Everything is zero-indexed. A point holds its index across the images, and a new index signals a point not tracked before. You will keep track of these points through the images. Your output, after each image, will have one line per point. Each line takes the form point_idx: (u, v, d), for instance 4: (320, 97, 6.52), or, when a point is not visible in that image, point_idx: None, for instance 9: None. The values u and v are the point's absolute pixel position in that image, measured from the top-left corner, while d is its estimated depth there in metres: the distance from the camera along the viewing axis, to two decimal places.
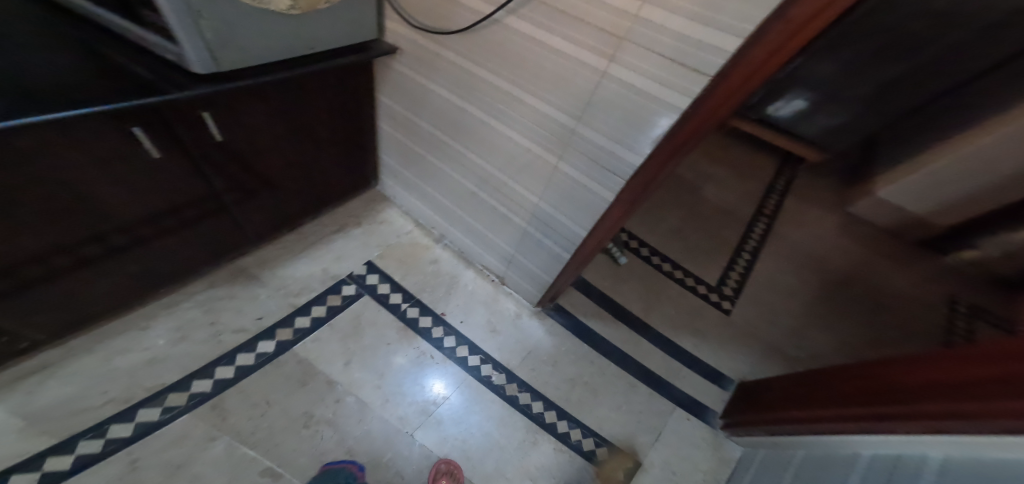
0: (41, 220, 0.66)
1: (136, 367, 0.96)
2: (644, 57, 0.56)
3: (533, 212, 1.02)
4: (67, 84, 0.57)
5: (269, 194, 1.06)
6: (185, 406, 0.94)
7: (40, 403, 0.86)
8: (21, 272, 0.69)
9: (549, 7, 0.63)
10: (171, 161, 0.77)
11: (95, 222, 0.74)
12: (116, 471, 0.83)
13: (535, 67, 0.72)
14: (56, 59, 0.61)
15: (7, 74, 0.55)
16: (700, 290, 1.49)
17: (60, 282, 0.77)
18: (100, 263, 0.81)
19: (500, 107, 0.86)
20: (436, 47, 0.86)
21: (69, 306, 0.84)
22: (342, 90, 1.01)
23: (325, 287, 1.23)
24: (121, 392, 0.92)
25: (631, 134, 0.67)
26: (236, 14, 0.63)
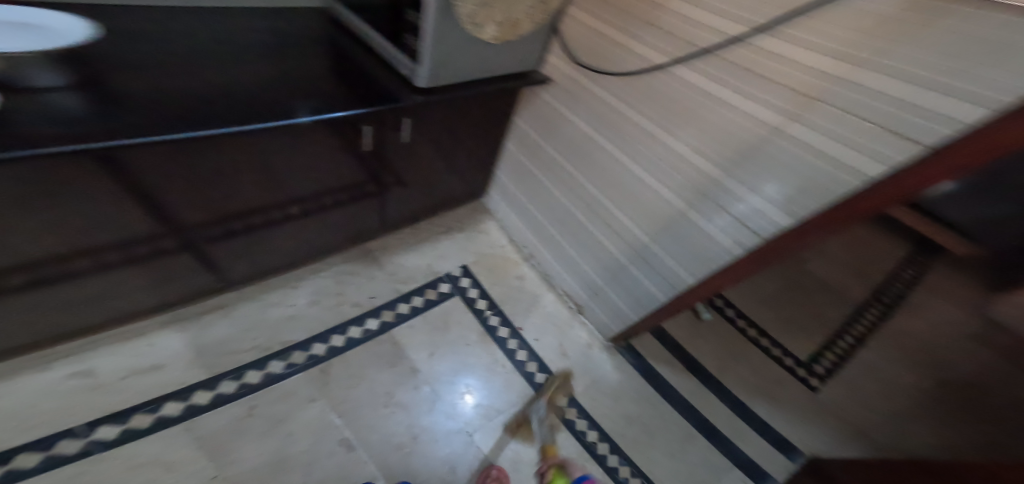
0: (271, 186, 0.83)
1: (281, 321, 1.10)
2: (834, 117, 0.59)
3: (640, 252, 1.04)
4: (333, 90, 0.76)
5: (407, 189, 1.20)
6: (304, 364, 1.05)
7: (212, 338, 1.02)
8: (230, 225, 0.83)
9: (734, 66, 0.68)
10: (370, 155, 0.95)
11: (297, 192, 0.89)
12: (237, 413, 0.92)
13: (698, 118, 0.77)
14: (321, 68, 0.80)
15: (299, 78, 0.75)
16: (787, 362, 1.44)
17: (251, 235, 0.92)
18: (275, 229, 0.95)
19: (639, 148, 0.91)
20: (589, 84, 0.94)
21: (269, 253, 1.01)
22: (492, 109, 1.13)
23: (426, 281, 1.33)
24: (265, 341, 1.06)
25: (790, 192, 0.68)
26: (463, 44, 0.79)
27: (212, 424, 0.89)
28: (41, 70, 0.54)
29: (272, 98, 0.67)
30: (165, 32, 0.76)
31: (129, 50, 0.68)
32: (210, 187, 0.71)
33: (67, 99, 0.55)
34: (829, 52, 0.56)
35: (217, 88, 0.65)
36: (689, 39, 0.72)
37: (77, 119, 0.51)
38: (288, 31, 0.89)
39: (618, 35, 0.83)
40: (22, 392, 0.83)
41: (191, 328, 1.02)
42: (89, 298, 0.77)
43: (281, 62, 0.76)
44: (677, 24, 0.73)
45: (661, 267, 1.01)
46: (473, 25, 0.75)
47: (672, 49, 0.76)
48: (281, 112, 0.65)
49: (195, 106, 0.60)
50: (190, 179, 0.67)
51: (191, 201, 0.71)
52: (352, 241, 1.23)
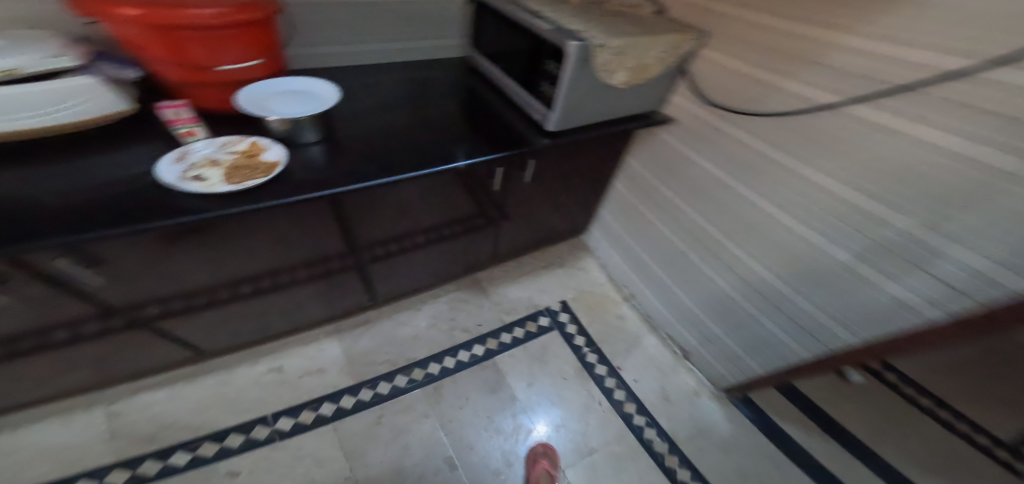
0: (421, 219, 1.01)
1: (406, 340, 1.26)
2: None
3: (778, 304, 0.93)
4: (483, 136, 0.88)
5: (519, 223, 1.28)
6: (422, 381, 1.18)
7: (359, 350, 1.22)
8: (388, 247, 1.04)
9: (945, 101, 0.57)
10: (498, 193, 1.06)
11: (436, 223, 1.06)
12: (369, 420, 1.08)
13: (883, 162, 0.65)
14: (467, 119, 0.92)
15: (457, 130, 0.89)
16: (991, 447, 1.10)
17: (395, 258, 1.11)
18: (412, 254, 1.13)
19: (778, 186, 0.83)
20: (725, 126, 0.89)
21: (401, 274, 1.20)
22: (607, 151, 1.17)
23: (527, 313, 1.37)
24: (395, 356, 1.23)
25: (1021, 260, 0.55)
26: (594, 92, 0.83)
27: (353, 427, 1.06)
28: (310, 132, 0.73)
29: (436, 147, 0.83)
30: (355, 92, 0.93)
31: (335, 113, 0.85)
32: (381, 215, 0.90)
33: (317, 151, 0.74)
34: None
35: (400, 143, 0.82)
36: (870, 73, 0.63)
37: (319, 165, 0.72)
38: (438, 85, 1.03)
39: (765, 75, 0.77)
40: (240, 378, 1.11)
41: (346, 338, 1.24)
42: (286, 303, 1.04)
43: (441, 119, 0.91)
44: (849, 59, 0.65)
45: (802, 317, 0.90)
46: (606, 72, 0.77)
47: (843, 86, 0.67)
48: (443, 161, 0.79)
49: (385, 159, 0.77)
50: (369, 211, 0.87)
51: (366, 227, 0.91)
52: (466, 270, 1.37)
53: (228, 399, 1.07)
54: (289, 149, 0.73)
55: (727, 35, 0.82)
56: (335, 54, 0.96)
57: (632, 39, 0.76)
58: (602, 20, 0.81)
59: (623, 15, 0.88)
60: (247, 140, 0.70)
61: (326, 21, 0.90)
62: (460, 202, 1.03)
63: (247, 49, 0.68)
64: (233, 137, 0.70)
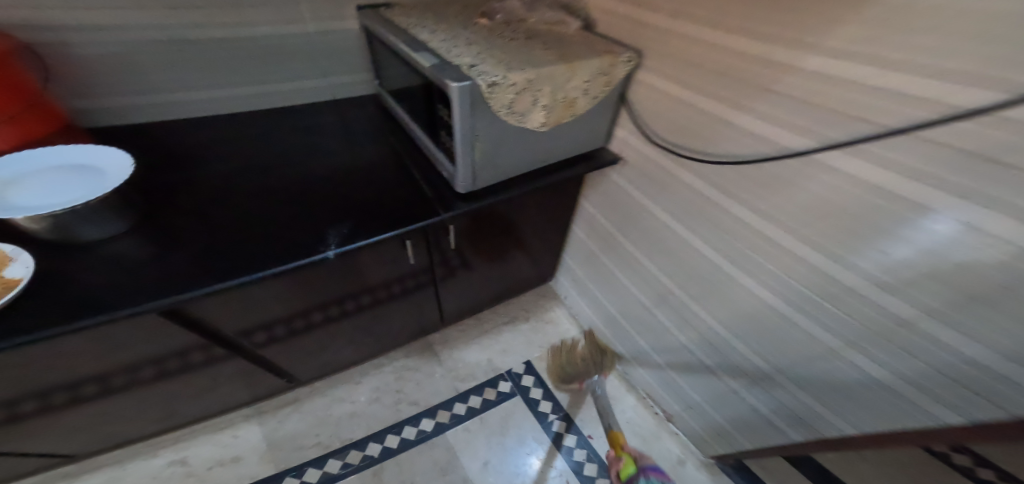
0: (333, 297, 0.89)
1: (343, 418, 1.13)
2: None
3: (757, 381, 0.77)
4: (380, 199, 0.71)
5: (467, 277, 1.13)
6: (359, 465, 1.05)
7: (283, 433, 1.11)
8: (278, 329, 0.88)
9: (949, 151, 0.39)
10: (418, 260, 0.94)
11: (354, 297, 0.93)
12: None
13: (860, 226, 0.49)
14: (366, 177, 0.75)
15: (352, 191, 0.72)
16: None
17: (306, 338, 0.98)
18: (324, 332, 0.99)
19: (752, 255, 0.66)
20: (677, 169, 0.72)
21: (325, 351, 1.07)
22: (557, 198, 1.03)
23: (486, 379, 1.24)
24: (327, 438, 1.10)
25: None
26: (505, 139, 0.66)
27: None
28: (105, 223, 0.58)
29: (306, 228, 0.64)
30: (225, 154, 0.77)
31: (179, 180, 0.71)
32: (248, 305, 0.78)
33: (129, 248, 0.59)
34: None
35: (260, 224, 0.65)
36: (841, 108, 0.46)
37: (132, 265, 0.57)
38: (337, 133, 0.86)
39: (717, 108, 0.60)
40: (135, 473, 1.03)
41: (268, 421, 1.13)
42: (187, 392, 0.93)
43: (330, 180, 0.74)
44: (813, 87, 0.48)
45: (792, 402, 0.72)
46: (515, 116, 0.60)
47: (808, 124, 0.50)
48: (312, 243, 0.62)
49: (235, 251, 0.60)
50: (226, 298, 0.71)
51: (235, 317, 0.79)
52: (417, 334, 1.24)
53: None
54: (83, 251, 0.58)
55: (668, 55, 0.64)
56: (197, 101, 0.83)
57: (542, 70, 0.59)
58: (508, 46, 0.64)
59: (538, 34, 0.69)
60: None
61: (174, 64, 0.77)
62: (370, 269, 0.87)
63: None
64: None
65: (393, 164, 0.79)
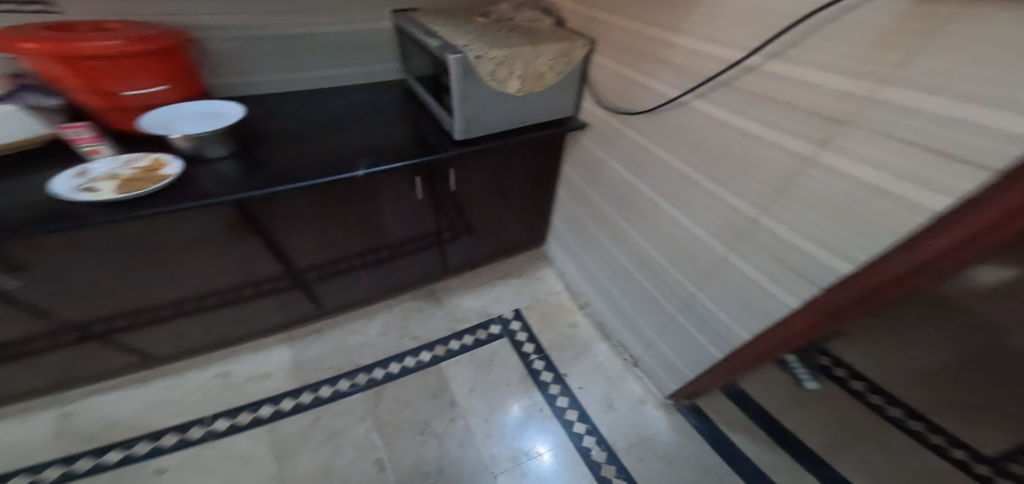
0: (354, 229, 1.05)
1: (356, 348, 1.31)
2: (869, 141, 0.46)
3: (688, 302, 0.91)
4: (396, 145, 0.95)
5: (469, 236, 1.34)
6: (363, 385, 1.20)
7: (307, 357, 1.26)
8: (327, 269, 1.13)
9: (751, 94, 0.59)
10: (423, 203, 1.10)
11: (378, 238, 1.13)
12: (304, 422, 1.10)
13: (719, 151, 0.68)
14: (389, 132, 1.00)
15: (378, 138, 0.96)
16: (960, 456, 1.04)
17: (348, 277, 1.21)
18: (364, 272, 1.23)
19: (672, 188, 0.83)
20: (621, 126, 0.93)
21: (353, 290, 1.28)
22: (542, 162, 1.25)
23: (478, 321, 1.43)
24: (342, 362, 1.26)
25: (843, 235, 0.52)
26: (490, 99, 0.89)
27: (289, 429, 1.08)
28: (215, 146, 0.82)
29: (339, 159, 0.89)
30: (284, 113, 1.03)
31: (256, 129, 0.95)
32: (315, 235, 1.00)
33: (230, 165, 0.84)
34: (845, 71, 0.47)
35: (308, 157, 0.89)
36: (696, 68, 0.67)
37: (227, 177, 0.81)
38: (367, 102, 1.12)
39: (637, 76, 0.81)
40: (188, 382, 1.16)
41: (296, 345, 1.29)
42: (232, 320, 1.11)
43: (357, 132, 0.98)
44: (681, 56, 0.70)
45: (712, 319, 0.84)
46: (496, 81, 0.83)
47: (678, 81, 0.72)
48: (345, 166, 0.87)
49: (291, 170, 0.84)
50: (295, 231, 0.96)
51: (309, 249, 1.02)
52: (422, 280, 1.43)
53: (173, 401, 1.11)
54: (196, 164, 0.82)
55: (608, 41, 0.88)
56: (264, 82, 1.07)
57: (515, 49, 0.82)
58: (495, 34, 0.88)
59: (517, 28, 0.93)
60: (149, 158, 0.80)
61: (245, 57, 1.01)
62: (395, 226, 1.12)
63: (149, 77, 0.78)
64: (136, 155, 0.80)
65: (411, 124, 1.03)
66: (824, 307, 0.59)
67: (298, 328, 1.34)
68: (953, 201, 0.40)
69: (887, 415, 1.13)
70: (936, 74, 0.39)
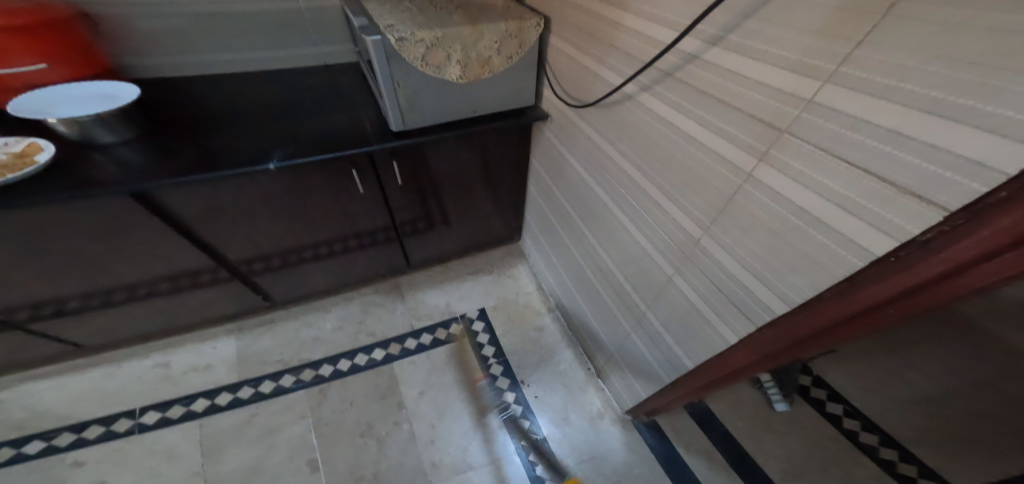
0: (289, 222, 0.94)
1: (307, 342, 1.23)
2: (808, 158, 0.37)
3: (640, 320, 0.81)
4: (328, 132, 0.86)
5: (433, 231, 1.19)
6: (309, 382, 1.14)
7: (254, 349, 1.20)
8: (270, 261, 1.03)
9: (692, 89, 0.48)
10: (369, 196, 0.96)
11: (324, 233, 1.02)
12: (240, 418, 1.06)
13: (664, 155, 0.57)
14: (324, 117, 0.90)
15: (308, 124, 0.87)
16: None
17: (293, 270, 1.09)
18: (314, 267, 1.11)
19: (623, 193, 0.72)
20: (575, 119, 0.82)
21: (293, 281, 1.14)
22: (512, 157, 1.09)
23: (439, 320, 1.31)
24: (290, 356, 1.19)
25: (779, 269, 0.43)
26: (426, 86, 0.80)
27: (222, 425, 1.04)
28: (102, 131, 0.76)
29: (259, 147, 0.81)
30: (218, 95, 0.95)
31: (172, 113, 0.88)
32: (241, 224, 0.89)
33: (133, 152, 0.78)
34: (786, 64, 0.37)
35: (226, 144, 0.81)
36: (639, 55, 0.57)
37: (129, 166, 0.74)
38: (313, 82, 1.02)
39: (587, 62, 0.70)
40: (126, 372, 1.12)
41: (244, 337, 1.23)
42: (165, 311, 1.04)
43: (288, 116, 0.89)
44: (626, 39, 0.59)
45: (660, 339, 0.76)
46: (429, 67, 0.74)
47: (623, 68, 0.61)
48: (260, 157, 0.78)
49: (202, 158, 0.77)
50: (218, 222, 0.86)
51: (243, 241, 0.94)
52: (386, 273, 1.33)
53: (106, 392, 1.08)
54: (86, 151, 0.76)
55: (562, 19, 0.77)
56: (197, 62, 0.99)
57: (450, 30, 0.72)
58: (432, 13, 0.78)
59: (468, 5, 0.82)
60: (24, 141, 0.74)
61: (169, 34, 0.93)
62: (341, 219, 0.99)
63: (30, 54, 0.73)
64: (10, 138, 0.73)
65: (353, 108, 0.94)
66: (761, 346, 0.50)
67: (250, 317, 1.28)
68: (902, 244, 0.32)
69: (859, 442, 1.01)
70: (892, 75, 0.29)
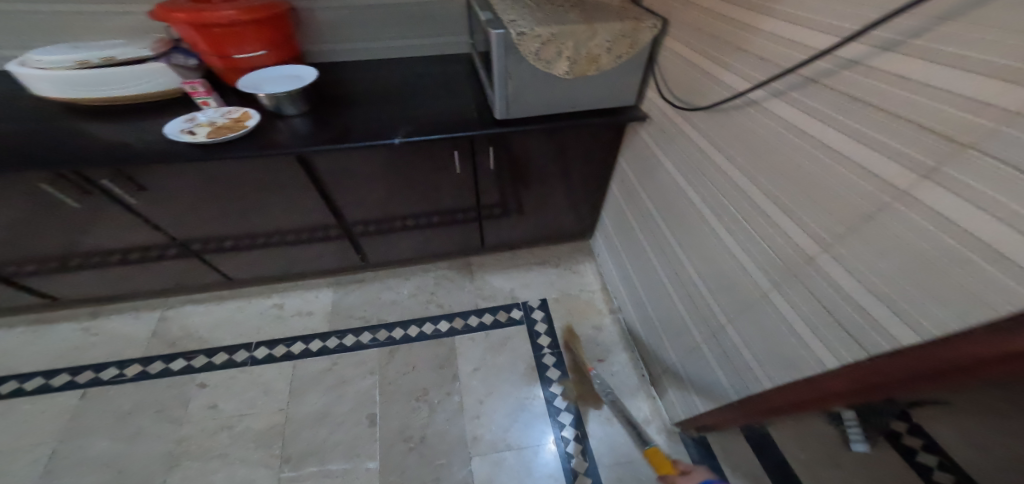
0: (394, 194, 1.04)
1: (385, 304, 1.34)
2: (991, 176, 0.33)
3: (715, 333, 0.81)
4: (439, 115, 0.93)
5: (513, 217, 1.25)
6: (379, 341, 1.25)
7: (344, 303, 1.33)
8: (378, 226, 1.14)
9: (845, 97, 0.46)
10: (463, 177, 1.04)
11: (421, 207, 1.11)
12: (320, 364, 1.18)
13: (788, 165, 0.56)
14: (439, 101, 0.98)
15: (426, 107, 0.96)
16: None
17: (385, 237, 1.20)
18: (406, 235, 1.21)
19: (723, 202, 0.72)
20: (681, 122, 0.82)
21: (392, 247, 1.25)
22: (602, 154, 1.11)
23: (502, 303, 1.37)
24: (369, 314, 1.31)
25: (918, 297, 0.40)
26: (535, 79, 0.84)
27: (309, 370, 1.17)
28: (288, 105, 0.88)
29: (379, 123, 0.90)
30: (351, 75, 1.07)
31: (325, 90, 1.01)
32: (359, 191, 1.00)
33: (297, 120, 0.90)
34: (980, 73, 0.34)
35: (354, 118, 0.91)
36: (776, 58, 0.56)
37: (292, 130, 0.87)
38: (431, 67, 1.11)
39: (708, 65, 0.71)
40: (253, 307, 1.30)
41: (339, 290, 1.36)
42: (279, 260, 1.19)
43: (406, 98, 0.98)
44: (765, 44, 0.58)
45: (735, 356, 0.75)
46: (541, 61, 0.78)
47: (752, 72, 0.61)
48: (383, 133, 0.87)
49: (337, 129, 0.88)
50: (342, 187, 0.97)
51: (358, 206, 1.05)
52: (460, 251, 1.41)
53: (237, 323, 1.25)
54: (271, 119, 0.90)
55: (684, 22, 0.77)
56: (338, 49, 1.11)
57: (567, 27, 0.76)
58: (550, 10, 0.82)
59: (583, 3, 0.85)
60: (241, 110, 0.90)
61: (321, 21, 1.05)
62: (437, 196, 1.08)
63: (255, 42, 0.88)
64: (234, 108, 0.90)
65: (465, 94, 1.01)
66: (862, 376, 0.46)
67: (344, 273, 1.41)
68: None
69: None
70: None
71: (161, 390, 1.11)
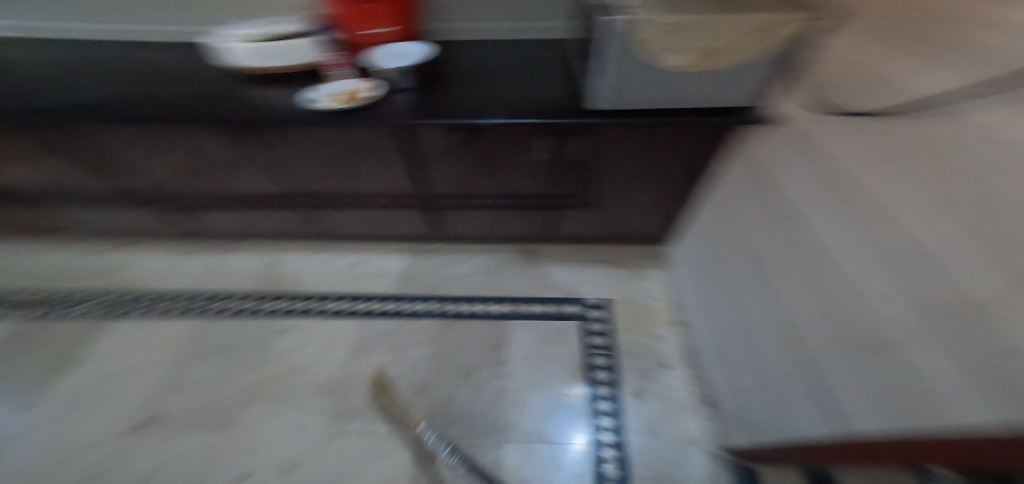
0: (477, 173, 1.06)
1: (450, 278, 1.38)
2: None
3: (799, 360, 0.72)
4: (534, 99, 0.94)
5: (589, 210, 1.23)
6: (438, 313, 1.29)
7: (414, 271, 1.40)
8: (458, 200, 1.18)
9: None
10: (546, 164, 1.04)
11: (501, 189, 1.13)
12: (382, 327, 1.25)
13: (948, 175, 0.46)
14: (538, 86, 0.98)
15: (524, 90, 0.96)
16: None
17: (462, 212, 1.24)
18: (484, 213, 1.25)
19: (841, 212, 0.62)
20: (815, 126, 0.73)
21: (470, 221, 1.30)
22: (700, 157, 1.02)
23: (563, 295, 1.36)
24: (434, 285, 1.37)
25: None
26: (642, 70, 0.80)
27: (373, 331, 1.24)
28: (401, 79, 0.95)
29: (478, 102, 0.93)
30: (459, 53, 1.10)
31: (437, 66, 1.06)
32: (445, 166, 1.04)
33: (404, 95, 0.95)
34: None
35: (457, 95, 0.95)
36: (1007, 60, 0.47)
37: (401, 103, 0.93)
38: (537, 51, 1.11)
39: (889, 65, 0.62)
40: (337, 263, 1.41)
41: (411, 259, 1.43)
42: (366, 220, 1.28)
43: (510, 79, 1.00)
44: (999, 44, 0.49)
45: (817, 388, 0.66)
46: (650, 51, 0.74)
47: (949, 73, 0.53)
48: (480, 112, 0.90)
49: (440, 105, 0.92)
50: (431, 159, 1.02)
51: (442, 179, 1.09)
52: (530, 236, 1.43)
53: (323, 275, 1.37)
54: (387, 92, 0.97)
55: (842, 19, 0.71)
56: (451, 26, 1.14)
57: (691, 17, 0.70)
58: None
59: None
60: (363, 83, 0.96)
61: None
62: (518, 179, 1.10)
63: (387, 18, 0.97)
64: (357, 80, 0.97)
65: (563, 82, 0.99)
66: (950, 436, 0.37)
67: (418, 242, 1.48)
68: None
69: None
70: None
71: (249, 323, 1.24)
